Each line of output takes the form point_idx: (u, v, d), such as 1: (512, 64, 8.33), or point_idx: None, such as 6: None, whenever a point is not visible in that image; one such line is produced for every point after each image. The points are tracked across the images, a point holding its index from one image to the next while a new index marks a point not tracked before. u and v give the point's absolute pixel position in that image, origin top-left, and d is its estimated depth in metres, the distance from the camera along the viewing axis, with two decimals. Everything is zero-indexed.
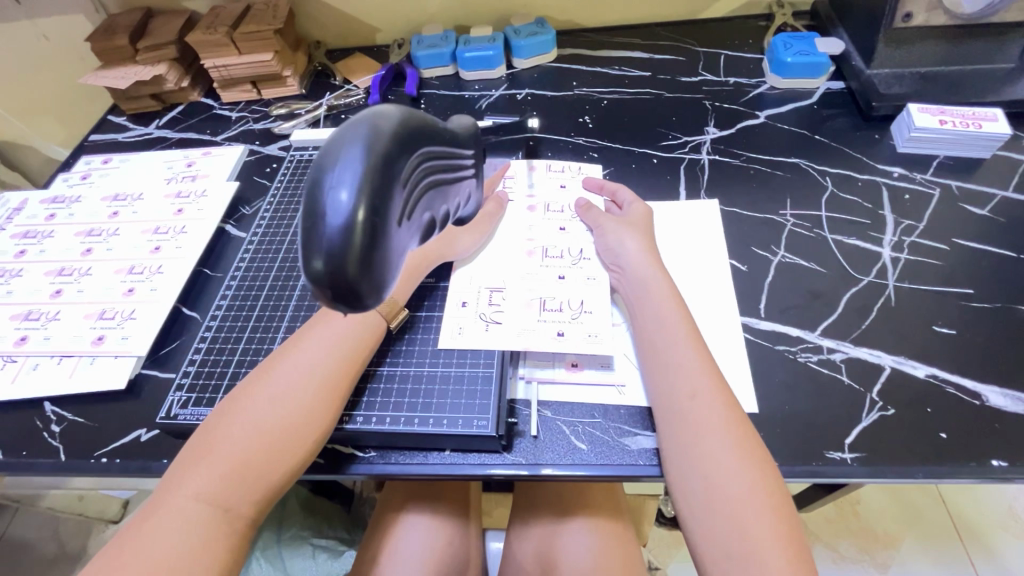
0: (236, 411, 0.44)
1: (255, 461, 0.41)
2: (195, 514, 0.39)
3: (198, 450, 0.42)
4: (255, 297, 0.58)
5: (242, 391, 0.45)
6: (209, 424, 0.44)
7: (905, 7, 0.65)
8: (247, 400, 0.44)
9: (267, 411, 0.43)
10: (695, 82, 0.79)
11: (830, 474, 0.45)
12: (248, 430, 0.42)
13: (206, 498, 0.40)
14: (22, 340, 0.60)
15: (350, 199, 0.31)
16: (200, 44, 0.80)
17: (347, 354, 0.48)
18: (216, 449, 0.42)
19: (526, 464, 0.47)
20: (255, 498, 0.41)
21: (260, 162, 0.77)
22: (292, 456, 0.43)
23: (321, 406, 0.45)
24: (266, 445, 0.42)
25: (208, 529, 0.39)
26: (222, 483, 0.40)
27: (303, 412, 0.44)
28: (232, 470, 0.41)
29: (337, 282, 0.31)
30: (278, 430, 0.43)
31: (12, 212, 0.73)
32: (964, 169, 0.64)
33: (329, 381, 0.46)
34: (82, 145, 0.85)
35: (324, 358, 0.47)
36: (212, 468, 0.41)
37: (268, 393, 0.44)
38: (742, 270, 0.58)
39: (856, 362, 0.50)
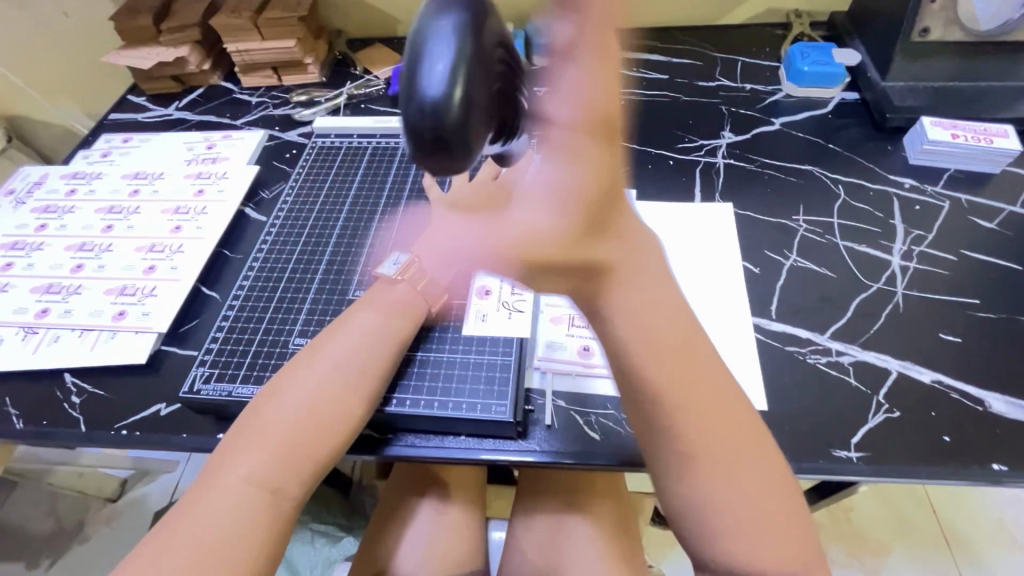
0: (283, 394, 0.45)
1: (303, 444, 0.43)
2: (241, 497, 0.40)
3: (246, 432, 0.43)
4: (275, 282, 0.59)
5: (285, 374, 0.46)
6: (253, 407, 0.45)
7: (922, 22, 0.67)
8: (292, 383, 0.45)
9: (312, 394, 0.44)
10: (712, 86, 0.80)
11: (836, 471, 0.46)
12: (295, 412, 0.43)
13: (256, 478, 0.41)
14: (44, 312, 0.60)
15: (448, 66, 0.30)
16: (224, 28, 0.81)
17: (387, 342, 0.49)
18: (264, 430, 0.43)
19: (539, 451, 0.48)
20: (302, 480, 0.42)
21: (279, 148, 0.78)
22: (338, 440, 0.44)
23: (363, 392, 0.46)
24: (313, 429, 0.43)
25: (259, 509, 0.40)
26: (273, 464, 0.41)
27: (347, 396, 0.45)
28: (277, 453, 0.42)
29: (439, 143, 0.31)
30: (325, 413, 0.44)
31: (33, 186, 0.74)
32: (974, 182, 0.65)
33: (370, 368, 0.47)
34: (101, 123, 0.86)
35: (366, 345, 0.48)
36: (261, 449, 0.42)
37: (312, 376, 0.45)
38: (754, 271, 0.59)
39: (863, 365, 0.51)
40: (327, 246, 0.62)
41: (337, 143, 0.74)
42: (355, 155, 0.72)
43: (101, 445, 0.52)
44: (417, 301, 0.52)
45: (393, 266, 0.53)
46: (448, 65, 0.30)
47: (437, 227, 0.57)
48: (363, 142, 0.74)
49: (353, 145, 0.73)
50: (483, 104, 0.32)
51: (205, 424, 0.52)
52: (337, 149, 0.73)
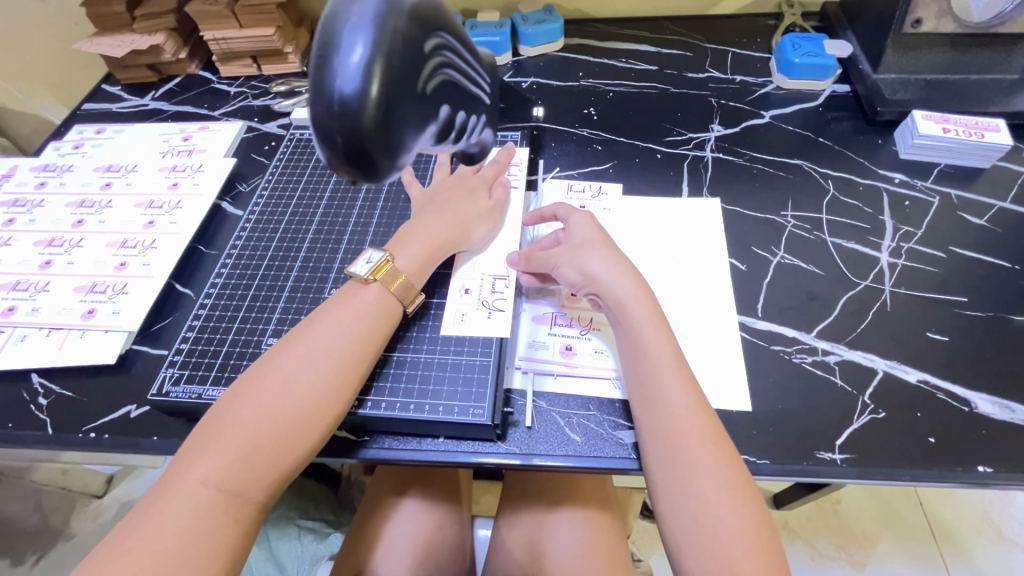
0: (248, 395, 0.43)
1: (267, 447, 0.41)
2: (201, 500, 0.39)
3: (209, 433, 0.42)
4: (250, 279, 0.58)
5: (254, 373, 0.45)
6: (218, 406, 0.44)
7: (915, 12, 0.65)
8: (258, 383, 0.44)
9: (279, 395, 0.43)
10: (701, 78, 0.78)
11: (820, 473, 0.45)
12: (261, 414, 0.42)
13: (218, 482, 0.40)
14: (10, 310, 0.58)
15: (363, 58, 0.32)
16: (199, 15, 0.78)
17: (358, 342, 0.47)
18: (228, 431, 0.41)
19: (519, 454, 0.47)
20: (267, 484, 0.41)
21: (258, 140, 0.76)
22: (305, 444, 0.43)
23: (332, 394, 0.44)
24: (280, 432, 0.42)
25: (219, 513, 0.39)
26: (235, 467, 0.40)
27: (316, 399, 0.44)
28: (239, 456, 0.40)
29: (349, 143, 0.33)
30: (291, 416, 0.43)
31: (1, 179, 0.72)
32: (965, 178, 0.64)
33: (341, 369, 0.45)
34: (74, 113, 0.83)
35: (336, 346, 0.46)
36: (224, 451, 0.41)
37: (281, 377, 0.44)
38: (741, 269, 0.58)
39: (849, 365, 0.51)
40: (304, 242, 0.60)
41: None
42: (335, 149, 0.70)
43: (69, 449, 0.51)
44: (388, 299, 0.50)
45: (366, 265, 0.51)
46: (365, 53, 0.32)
47: (416, 221, 0.55)
48: None
49: None
50: (401, 101, 0.34)
51: (177, 426, 0.50)
52: (316, 142, 0.71)
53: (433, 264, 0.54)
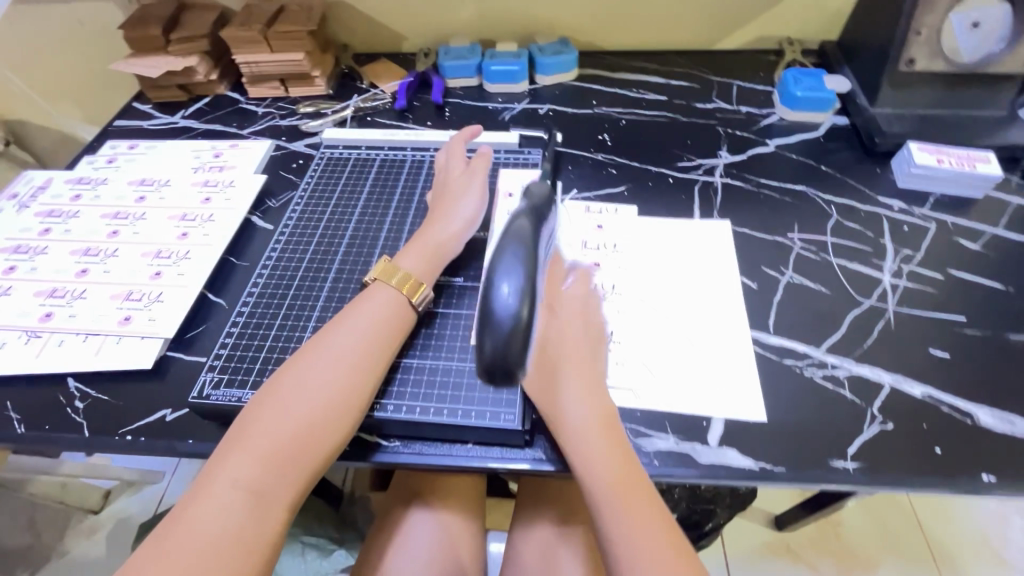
0: (274, 399, 0.45)
1: (295, 448, 0.43)
2: (233, 503, 0.40)
3: (238, 437, 0.43)
4: (285, 289, 0.60)
5: (278, 379, 0.47)
6: (245, 411, 0.45)
7: (907, 52, 0.70)
8: (283, 388, 0.45)
9: (305, 398, 0.45)
10: (709, 108, 0.83)
11: (834, 481, 0.48)
12: (290, 417, 0.44)
13: (250, 483, 0.40)
14: (47, 316, 0.60)
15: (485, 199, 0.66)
16: (234, 40, 0.82)
17: (376, 346, 0.49)
18: (256, 435, 0.43)
19: (545, 459, 0.49)
20: (294, 485, 0.42)
21: (286, 157, 0.79)
22: (330, 444, 0.44)
23: (354, 398, 0.46)
24: (306, 434, 0.43)
25: (250, 515, 0.40)
26: (267, 468, 0.41)
27: (339, 401, 0.46)
28: (269, 458, 0.42)
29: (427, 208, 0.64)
30: (317, 418, 0.44)
31: (37, 191, 0.74)
32: (959, 206, 0.68)
33: (361, 372, 0.48)
34: (106, 129, 0.86)
35: (356, 351, 0.48)
36: (256, 453, 0.42)
37: (303, 382, 0.46)
38: (752, 287, 0.61)
39: (858, 378, 0.53)
40: (337, 254, 0.63)
41: (345, 154, 0.75)
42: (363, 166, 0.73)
43: (104, 451, 0.52)
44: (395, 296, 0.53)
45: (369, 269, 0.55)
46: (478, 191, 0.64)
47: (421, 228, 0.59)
48: (371, 154, 0.75)
49: (361, 157, 0.75)
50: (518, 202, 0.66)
51: (212, 430, 0.52)
52: (345, 161, 0.75)
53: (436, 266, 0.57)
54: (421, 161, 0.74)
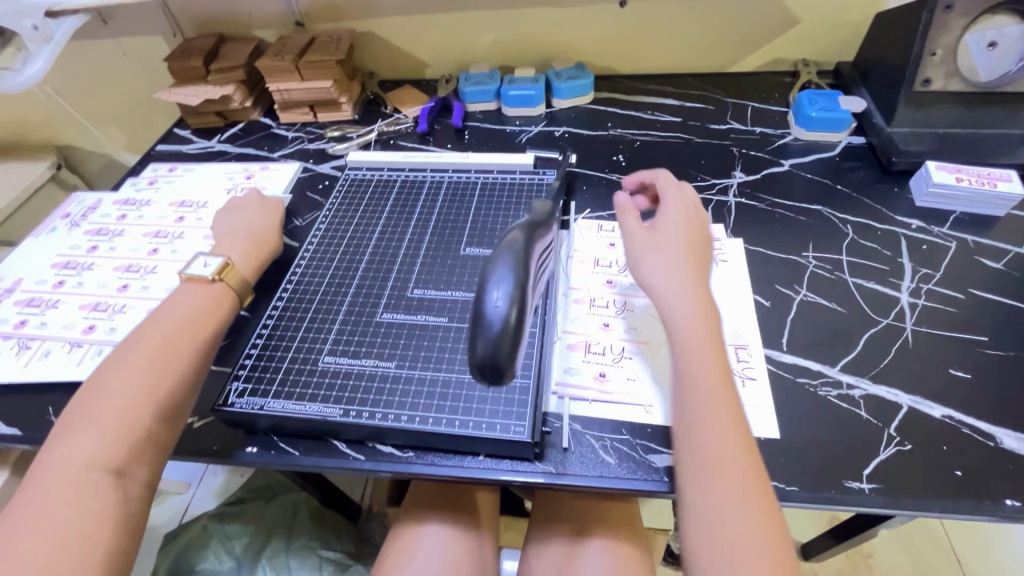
0: (109, 382, 0.47)
1: (140, 420, 0.45)
2: (83, 483, 0.42)
3: (76, 422, 0.45)
4: (309, 303, 0.63)
5: (110, 366, 0.48)
6: (76, 400, 0.47)
7: (924, 72, 0.71)
8: (119, 372, 0.47)
9: (137, 376, 0.47)
10: (723, 129, 0.84)
11: (850, 503, 0.47)
12: (121, 403, 0.45)
13: (97, 460, 0.43)
14: (90, 328, 0.64)
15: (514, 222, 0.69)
16: (267, 70, 0.87)
17: (199, 323, 0.52)
18: (98, 415, 0.45)
19: (555, 473, 0.50)
20: (146, 457, 0.45)
21: (313, 179, 0.83)
22: (173, 410, 0.48)
23: (182, 367, 0.49)
24: (149, 407, 0.46)
25: (100, 492, 0.42)
26: (114, 445, 0.44)
27: (172, 373, 0.48)
28: (115, 435, 0.44)
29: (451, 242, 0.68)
30: (158, 391, 0.47)
31: (85, 211, 0.79)
32: (980, 225, 0.67)
33: (176, 344, 0.50)
34: (149, 153, 0.92)
35: (171, 330, 0.51)
36: (97, 434, 0.44)
37: (143, 362, 0.48)
38: (765, 304, 0.61)
39: (874, 398, 0.53)
40: (357, 270, 0.66)
41: (368, 176, 0.79)
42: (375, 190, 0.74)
43: None
44: (235, 294, 0.57)
45: (205, 267, 0.57)
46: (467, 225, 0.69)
47: (233, 235, 0.65)
48: (392, 175, 0.78)
49: (383, 178, 0.78)
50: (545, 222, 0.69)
51: (235, 437, 0.54)
52: (368, 182, 0.78)
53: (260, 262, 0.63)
54: (439, 181, 0.76)
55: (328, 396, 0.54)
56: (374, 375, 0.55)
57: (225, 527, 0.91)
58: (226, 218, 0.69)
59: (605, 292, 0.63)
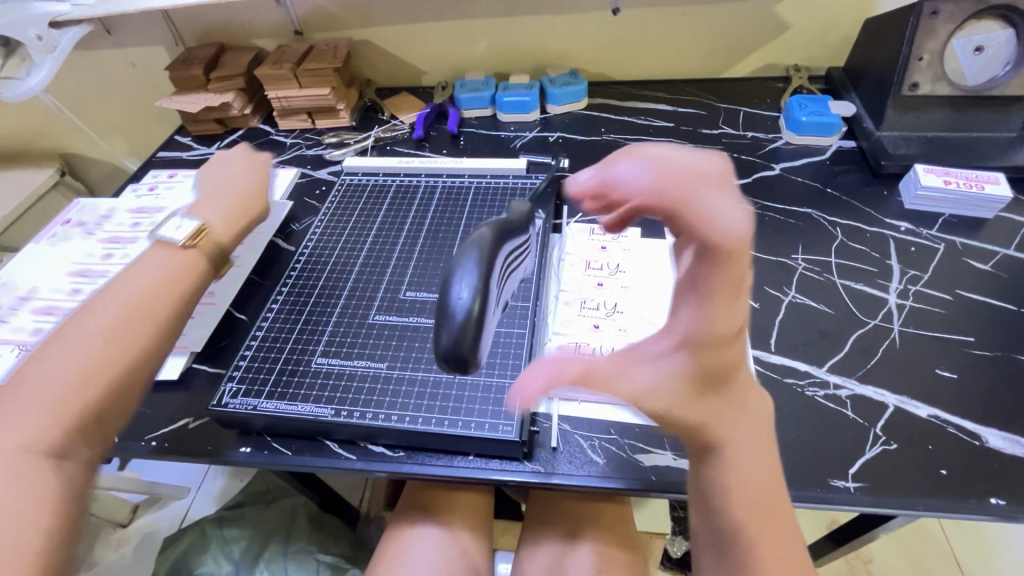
0: (57, 352, 0.41)
1: (92, 396, 0.40)
2: (17, 465, 0.36)
3: (10, 397, 0.39)
4: (303, 306, 0.64)
5: (54, 338, 0.43)
6: (15, 371, 0.41)
7: (912, 77, 0.72)
8: (66, 342, 0.42)
9: (93, 347, 0.42)
10: (715, 134, 0.85)
11: (835, 501, 0.47)
12: (71, 376, 0.40)
13: (35, 442, 0.38)
14: None
15: None
16: (266, 77, 0.89)
17: (167, 292, 0.48)
18: (38, 390, 0.39)
19: (543, 473, 0.50)
20: (91, 440, 0.40)
21: (310, 184, 0.84)
22: (132, 389, 0.43)
23: (144, 342, 0.45)
24: (103, 382, 0.41)
25: (38, 475, 0.37)
26: (57, 425, 0.39)
27: (132, 347, 0.44)
28: (59, 411, 0.39)
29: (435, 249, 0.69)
30: (114, 366, 0.42)
31: (87, 217, 0.81)
32: (969, 227, 0.68)
33: (142, 316, 0.45)
34: (151, 160, 0.94)
35: (132, 301, 0.46)
36: (35, 413, 0.38)
37: (97, 332, 0.43)
38: (754, 306, 0.62)
39: (861, 398, 0.53)
40: (351, 273, 0.67)
41: (364, 180, 0.80)
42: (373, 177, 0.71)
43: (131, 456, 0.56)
44: (207, 265, 0.52)
45: (177, 230, 0.52)
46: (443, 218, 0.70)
47: (205, 195, 0.59)
48: (387, 180, 0.80)
49: (378, 183, 0.79)
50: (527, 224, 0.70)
51: (230, 438, 0.55)
52: (363, 186, 0.79)
53: (240, 229, 0.58)
54: (434, 186, 0.77)
55: (320, 396, 0.55)
56: (364, 375, 0.56)
57: (222, 530, 0.92)
58: (213, 172, 0.62)
59: (596, 295, 0.63)
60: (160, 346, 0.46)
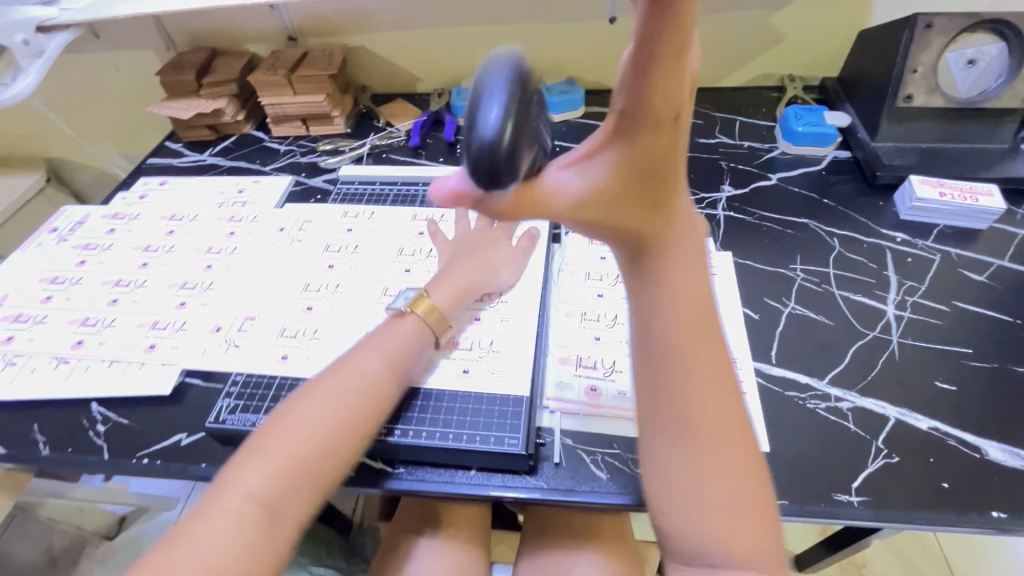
0: (294, 414, 0.46)
1: (316, 462, 0.44)
2: (245, 514, 0.41)
3: (254, 450, 0.44)
4: (300, 319, 0.63)
5: (300, 397, 0.48)
6: (267, 423, 0.47)
7: (906, 89, 0.72)
8: (305, 405, 0.47)
9: (324, 416, 0.46)
10: (712, 143, 0.85)
11: (838, 516, 0.47)
12: (299, 440, 0.45)
13: (262, 499, 0.42)
14: (78, 343, 0.63)
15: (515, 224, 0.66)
16: (260, 84, 0.87)
17: (388, 373, 0.51)
18: (274, 450, 0.44)
19: (546, 488, 0.50)
20: (303, 500, 0.44)
21: (304, 192, 0.83)
22: (348, 461, 0.46)
23: (366, 419, 0.48)
24: (325, 452, 0.45)
25: (256, 525, 0.41)
26: (281, 485, 0.43)
27: (350, 420, 0.47)
28: (284, 472, 0.43)
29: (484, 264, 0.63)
30: (333, 436, 0.46)
31: (74, 225, 0.79)
32: (963, 238, 0.68)
33: (370, 393, 0.49)
34: (140, 166, 0.92)
35: (366, 379, 0.50)
36: (269, 471, 0.43)
37: (328, 399, 0.47)
38: (754, 318, 0.61)
39: (861, 411, 0.53)
40: (349, 285, 0.66)
41: (361, 189, 0.80)
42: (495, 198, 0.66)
43: (122, 474, 0.54)
44: (425, 333, 0.56)
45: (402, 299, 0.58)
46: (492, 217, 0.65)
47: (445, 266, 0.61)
48: (385, 189, 0.80)
49: (375, 191, 0.80)
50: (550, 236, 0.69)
51: (224, 455, 0.54)
52: (360, 195, 0.80)
53: (463, 301, 0.60)
54: None
55: None
56: None
57: None
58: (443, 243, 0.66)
59: (596, 306, 0.63)
60: (380, 421, 0.49)
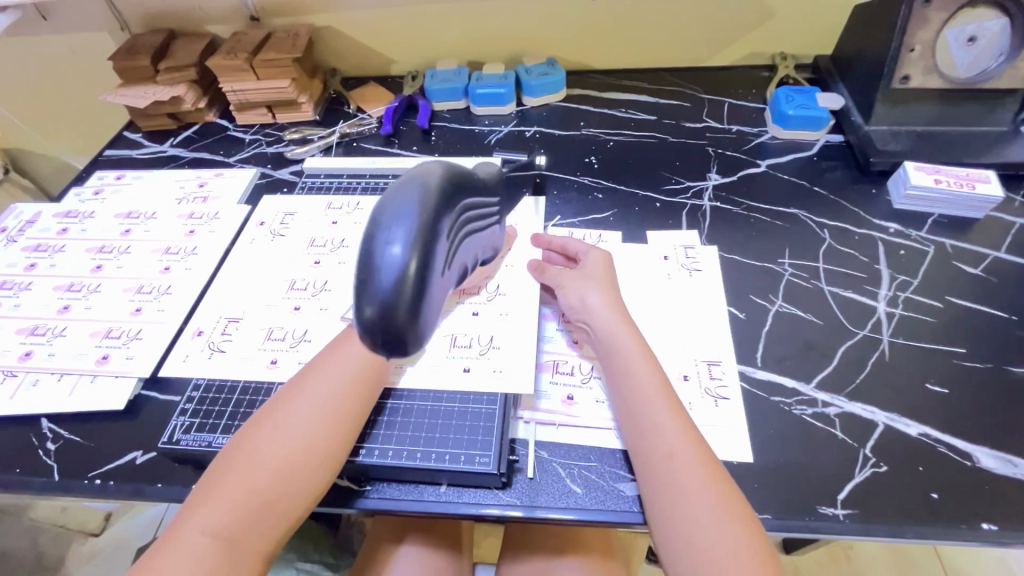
0: (254, 441, 0.45)
1: (273, 492, 0.43)
2: (201, 548, 0.40)
3: (215, 479, 0.44)
4: (264, 326, 0.60)
5: (261, 421, 0.46)
6: (229, 450, 0.46)
7: (903, 69, 0.68)
8: (265, 430, 0.45)
9: (280, 441, 0.45)
10: (699, 128, 0.81)
11: (823, 530, 0.45)
12: (256, 469, 0.43)
13: (220, 531, 0.41)
14: (26, 355, 0.60)
15: (400, 253, 0.41)
16: (220, 69, 0.82)
17: (352, 391, 0.48)
18: (232, 480, 0.43)
19: (521, 505, 0.47)
20: (265, 531, 0.42)
21: (270, 185, 0.78)
22: (310, 489, 0.44)
23: (327, 442, 0.45)
24: (283, 480, 0.43)
25: (213, 559, 0.40)
26: (239, 516, 0.42)
27: (309, 446, 0.45)
28: (240, 503, 0.42)
29: (382, 326, 0.42)
30: (292, 462, 0.44)
31: (25, 225, 0.74)
32: (957, 228, 0.65)
33: (331, 413, 0.47)
34: (97, 159, 0.87)
35: (326, 399, 0.47)
36: (229, 501, 0.42)
37: (286, 423, 0.46)
38: (739, 317, 0.59)
39: (849, 417, 0.51)
40: (318, 288, 0.63)
41: (328, 183, 0.76)
42: (375, 273, 0.41)
43: (74, 496, 0.51)
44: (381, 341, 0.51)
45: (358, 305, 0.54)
46: (402, 246, 0.41)
47: None
48: (353, 182, 0.76)
49: (344, 185, 0.76)
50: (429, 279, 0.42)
51: (183, 474, 0.51)
52: (328, 189, 0.75)
53: None
54: None
55: None
56: None
57: None
58: None
59: None
60: (345, 442, 0.46)
